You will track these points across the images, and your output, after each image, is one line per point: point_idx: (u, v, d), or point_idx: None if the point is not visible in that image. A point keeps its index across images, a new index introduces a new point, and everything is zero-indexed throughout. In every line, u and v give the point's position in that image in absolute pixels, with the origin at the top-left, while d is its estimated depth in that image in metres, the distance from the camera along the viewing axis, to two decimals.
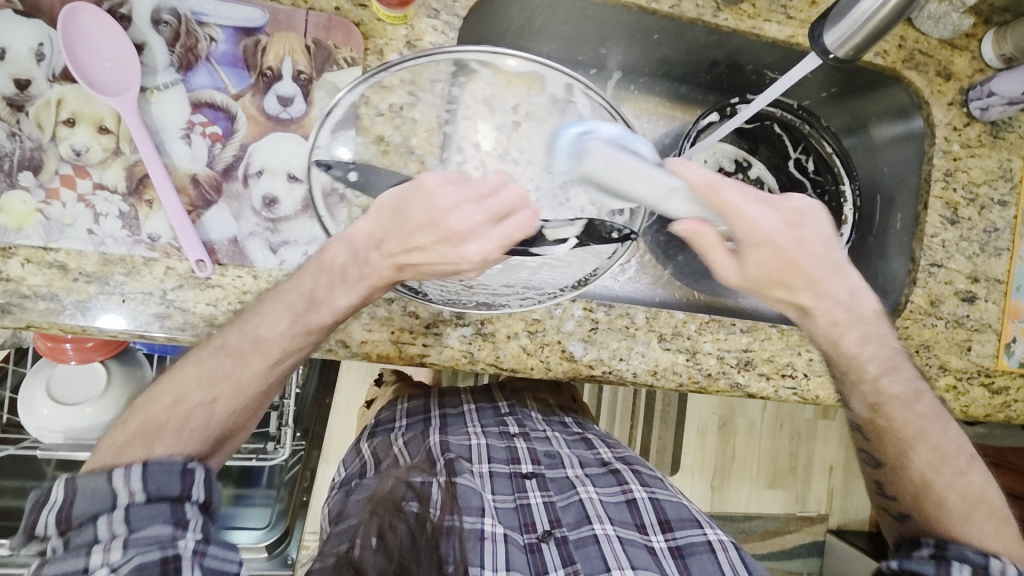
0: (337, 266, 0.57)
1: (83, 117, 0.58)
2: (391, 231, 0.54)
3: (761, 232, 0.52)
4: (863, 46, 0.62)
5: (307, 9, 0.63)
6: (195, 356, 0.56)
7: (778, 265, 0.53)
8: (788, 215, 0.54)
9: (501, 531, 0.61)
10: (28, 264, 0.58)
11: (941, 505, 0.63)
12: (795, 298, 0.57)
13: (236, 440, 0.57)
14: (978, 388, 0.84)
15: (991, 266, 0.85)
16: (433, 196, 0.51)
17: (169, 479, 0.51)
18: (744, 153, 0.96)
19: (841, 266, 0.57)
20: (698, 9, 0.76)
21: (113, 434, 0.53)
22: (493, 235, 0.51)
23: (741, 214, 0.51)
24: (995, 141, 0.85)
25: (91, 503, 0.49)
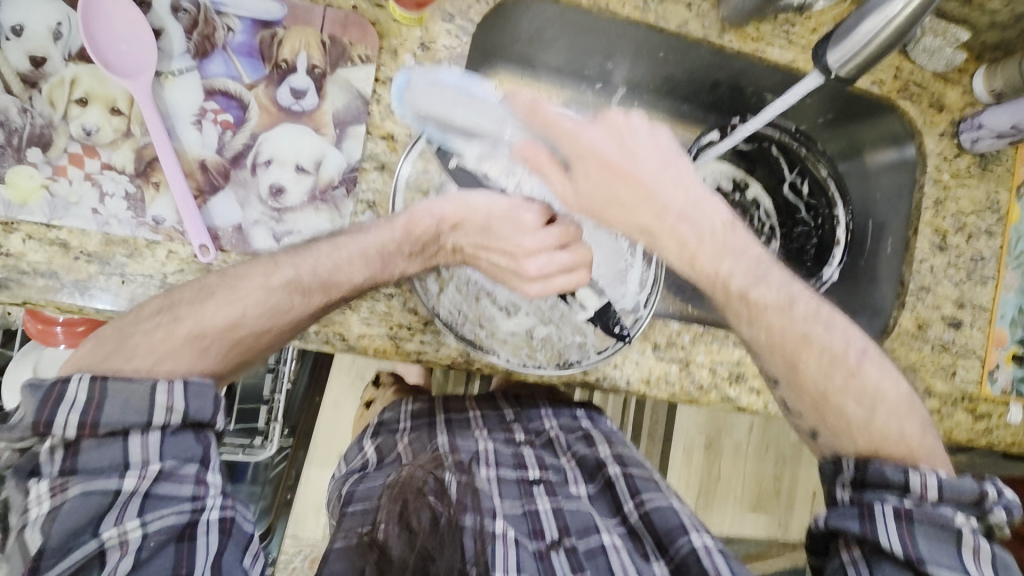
0: (422, 239, 0.63)
1: (96, 98, 0.59)
2: (473, 230, 0.66)
3: (583, 144, 0.60)
4: (863, 67, 0.65)
5: (325, 6, 0.64)
6: (260, 281, 0.55)
7: (602, 172, 0.61)
8: (614, 130, 0.62)
9: (513, 535, 0.61)
10: (29, 241, 0.58)
11: (842, 413, 0.57)
12: (635, 215, 0.61)
13: (259, 362, 0.58)
14: (961, 413, 0.86)
15: (977, 293, 0.87)
16: (522, 238, 0.65)
17: (204, 403, 0.50)
18: (742, 174, 1.00)
19: (681, 180, 0.61)
20: (704, 30, 0.78)
21: (155, 333, 0.50)
22: (550, 281, 0.66)
23: (569, 130, 0.61)
24: (984, 172, 0.88)
25: (124, 414, 0.47)
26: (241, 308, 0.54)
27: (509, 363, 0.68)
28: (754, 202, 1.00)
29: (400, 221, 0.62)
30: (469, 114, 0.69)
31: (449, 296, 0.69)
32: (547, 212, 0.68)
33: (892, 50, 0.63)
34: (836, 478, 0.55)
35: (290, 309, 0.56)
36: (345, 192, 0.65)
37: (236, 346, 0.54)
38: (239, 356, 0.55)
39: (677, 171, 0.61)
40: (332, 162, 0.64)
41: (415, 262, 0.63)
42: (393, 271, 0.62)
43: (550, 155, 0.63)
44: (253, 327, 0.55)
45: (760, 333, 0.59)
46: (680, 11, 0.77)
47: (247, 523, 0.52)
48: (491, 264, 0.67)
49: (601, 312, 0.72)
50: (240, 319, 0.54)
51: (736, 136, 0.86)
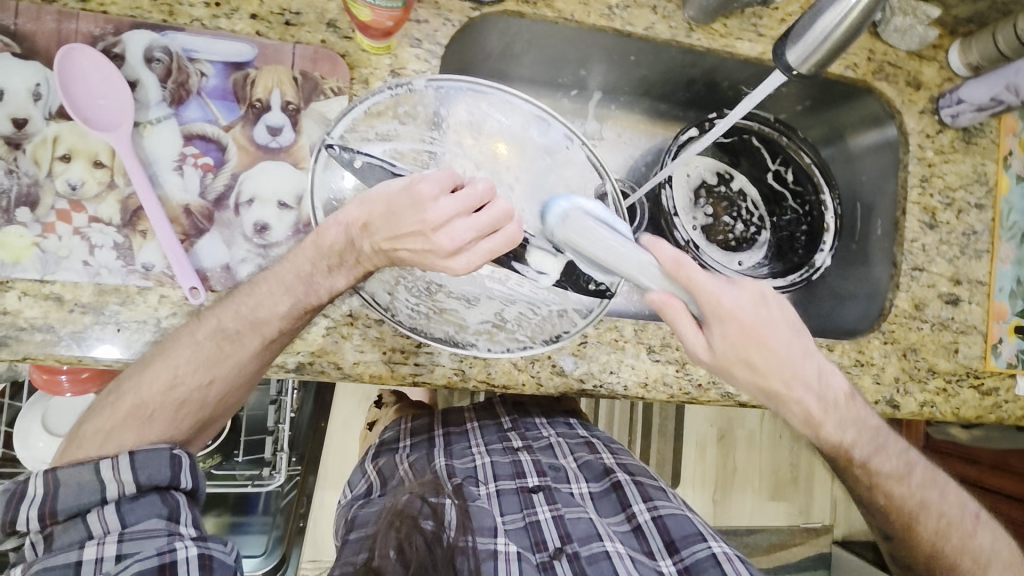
0: (335, 251, 0.59)
1: (79, 153, 0.60)
2: (380, 221, 0.56)
3: (726, 309, 0.52)
4: (823, 62, 0.64)
5: (294, 43, 0.66)
6: (188, 340, 0.58)
7: (739, 338, 0.53)
8: (755, 293, 0.54)
9: (513, 550, 0.63)
10: (25, 297, 0.59)
11: (953, 567, 0.64)
12: (764, 380, 0.55)
13: (218, 421, 0.62)
14: (967, 390, 0.85)
15: (972, 268, 0.87)
16: (423, 208, 0.53)
17: (157, 467, 0.54)
18: (725, 166, 1.01)
19: (809, 350, 0.56)
20: (671, 31, 0.79)
21: (103, 415, 0.56)
22: (479, 249, 0.54)
23: (713, 290, 0.52)
24: (968, 146, 0.88)
25: (78, 496, 0.51)
26: (173, 372, 0.57)
27: (491, 351, 0.69)
28: (740, 193, 1.01)
29: (308, 242, 0.59)
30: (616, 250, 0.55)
31: (404, 301, 0.68)
32: (452, 176, 0.55)
33: (852, 42, 0.62)
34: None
35: (224, 362, 0.59)
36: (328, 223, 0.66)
37: (183, 407, 0.58)
38: (190, 417, 0.59)
39: (804, 341, 0.56)
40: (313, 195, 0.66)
41: (339, 277, 0.60)
42: (320, 293, 0.60)
43: (686, 308, 0.53)
44: (193, 387, 0.58)
45: (873, 488, 0.64)
46: (646, 14, 0.78)
47: (227, 558, 0.53)
48: (410, 258, 0.56)
49: (565, 270, 0.65)
50: (175, 385, 0.57)
51: (718, 128, 0.81)
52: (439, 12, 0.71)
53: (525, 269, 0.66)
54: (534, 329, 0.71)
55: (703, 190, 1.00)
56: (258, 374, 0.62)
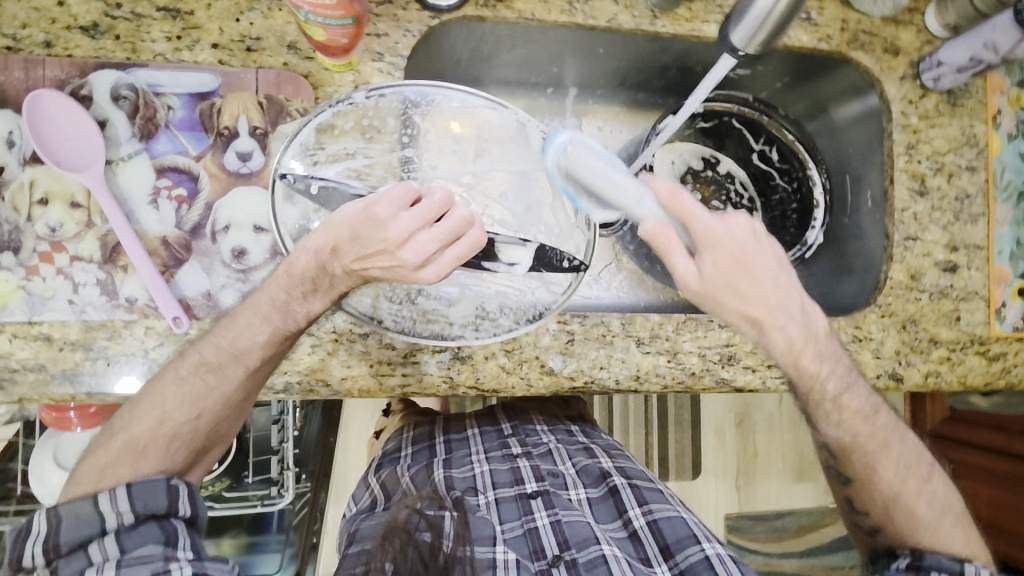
0: (308, 278, 0.58)
1: (55, 196, 0.62)
2: (344, 242, 0.55)
3: (717, 233, 0.52)
4: (770, 38, 0.63)
5: (257, 68, 0.66)
6: (172, 375, 0.59)
7: (732, 266, 0.53)
8: (747, 226, 0.54)
9: (512, 558, 0.65)
10: (16, 339, 0.61)
11: (912, 517, 0.66)
12: (750, 309, 0.55)
13: (215, 450, 0.62)
14: (973, 358, 0.83)
15: (969, 232, 0.84)
16: (385, 227, 0.52)
17: (154, 495, 0.55)
18: (710, 150, 0.98)
19: (793, 284, 0.56)
20: (635, 20, 0.78)
21: (96, 455, 0.57)
22: (447, 258, 0.54)
23: (705, 219, 0.52)
24: (954, 108, 0.85)
25: (78, 529, 0.52)
26: (161, 410, 0.58)
27: (478, 338, 0.70)
28: (728, 175, 0.99)
29: (281, 271, 0.59)
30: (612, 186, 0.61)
31: (388, 309, 0.69)
32: (406, 189, 0.53)
33: (792, 20, 0.61)
34: (892, 561, 0.66)
35: (210, 392, 0.59)
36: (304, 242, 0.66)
37: (175, 440, 0.58)
38: (182, 451, 0.59)
39: (788, 278, 0.55)
40: (288, 216, 0.66)
41: (315, 301, 0.59)
42: (297, 318, 0.60)
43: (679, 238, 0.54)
44: (183, 420, 0.58)
45: None
46: (608, 6, 0.77)
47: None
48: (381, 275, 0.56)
49: (536, 257, 0.71)
50: (165, 419, 0.58)
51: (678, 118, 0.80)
52: (398, 24, 0.71)
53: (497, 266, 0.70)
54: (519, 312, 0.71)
55: (690, 176, 0.98)
56: (247, 399, 0.62)
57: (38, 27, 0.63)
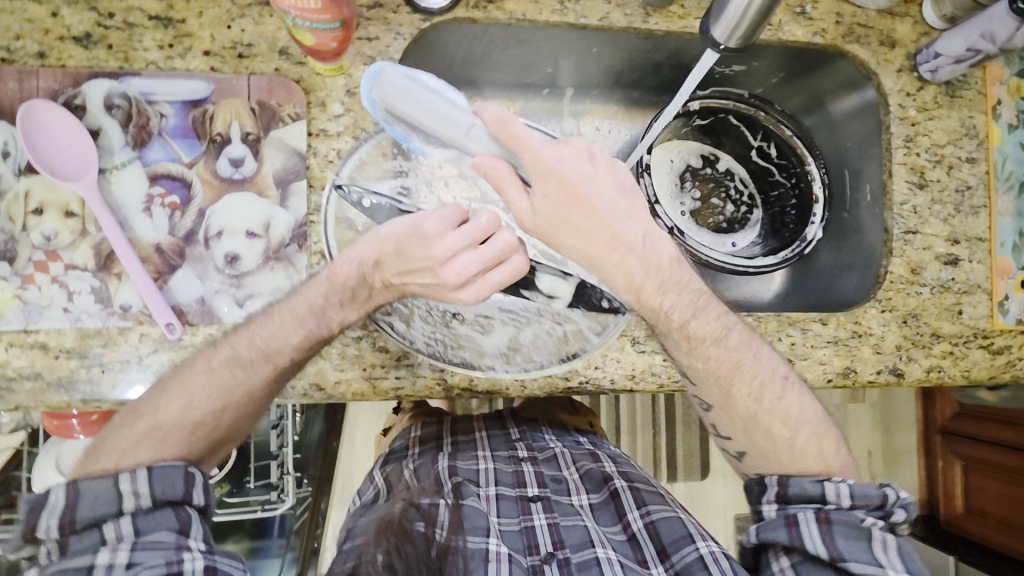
0: (348, 287, 0.60)
1: (49, 205, 0.62)
2: (390, 257, 0.58)
3: (544, 162, 0.53)
4: (749, 34, 0.64)
5: (248, 74, 0.67)
6: (203, 364, 0.58)
7: (563, 198, 0.54)
8: (580, 151, 0.55)
9: (505, 552, 0.66)
10: (12, 348, 0.61)
11: (770, 435, 0.62)
12: (587, 243, 0.55)
13: (232, 446, 0.61)
14: (976, 352, 0.82)
15: (970, 225, 0.83)
16: (431, 245, 0.56)
17: (173, 483, 0.54)
18: (709, 149, 0.99)
19: (634, 212, 0.55)
20: (627, 18, 0.78)
21: (120, 435, 0.56)
22: (488, 279, 0.57)
23: (533, 146, 0.53)
24: (953, 100, 0.84)
25: (95, 508, 0.52)
26: (189, 396, 0.57)
27: (508, 371, 0.71)
28: (727, 172, 1.00)
29: (321, 276, 0.61)
30: (440, 120, 0.63)
31: (421, 330, 0.70)
32: (457, 211, 0.57)
33: (772, 14, 0.61)
34: (762, 495, 0.63)
35: (237, 386, 0.59)
36: (297, 247, 0.66)
37: (198, 429, 0.57)
38: (203, 442, 0.58)
39: (631, 204, 0.55)
40: (280, 221, 0.66)
41: (351, 311, 0.62)
42: (331, 325, 0.61)
43: (512, 172, 0.55)
44: (208, 411, 0.58)
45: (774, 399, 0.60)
46: (600, 4, 0.77)
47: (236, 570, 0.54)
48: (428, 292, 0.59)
49: (576, 293, 0.72)
50: (190, 408, 0.57)
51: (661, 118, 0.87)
52: (388, 27, 0.71)
53: (536, 295, 0.72)
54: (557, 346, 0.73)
55: (688, 175, 0.99)
56: (270, 397, 0.62)
57: (32, 38, 0.63)
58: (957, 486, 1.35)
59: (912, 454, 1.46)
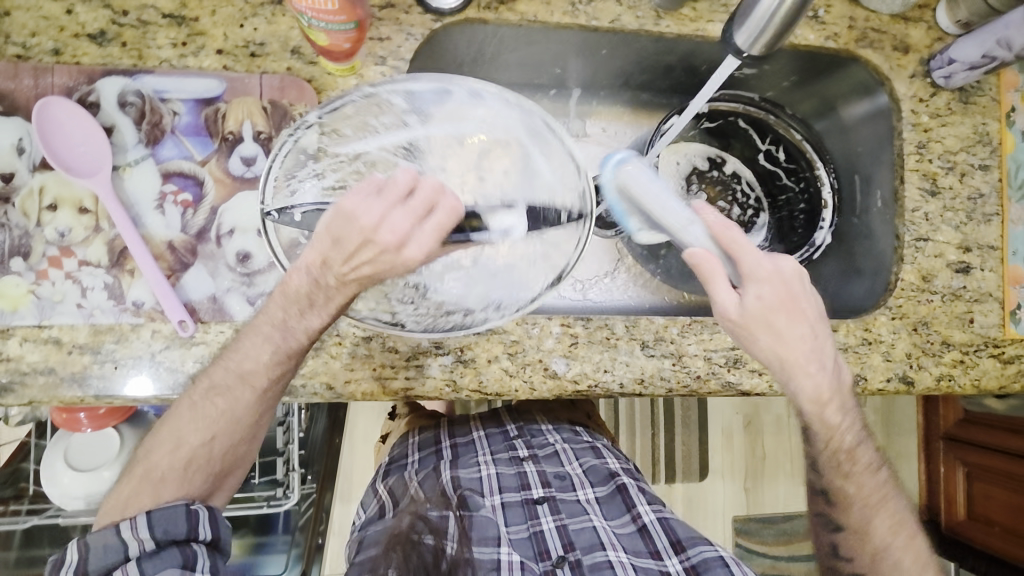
0: (304, 294, 0.57)
1: (64, 201, 0.63)
2: (330, 253, 0.53)
3: (764, 269, 0.59)
4: (774, 41, 0.63)
5: (261, 73, 0.67)
6: (186, 405, 0.60)
7: (774, 301, 0.59)
8: (794, 270, 0.61)
9: (517, 560, 0.67)
10: (26, 343, 0.62)
11: (894, 564, 0.66)
12: (786, 349, 0.60)
13: (235, 473, 0.64)
14: (987, 360, 0.81)
15: (982, 233, 0.83)
16: (357, 216, 0.51)
17: (175, 522, 0.57)
18: (716, 150, 0.98)
19: (826, 332, 0.62)
20: (638, 21, 0.78)
21: (121, 487, 0.59)
22: (425, 232, 0.52)
23: (751, 252, 0.59)
24: (966, 106, 0.84)
25: (104, 556, 0.55)
26: (178, 435, 0.59)
27: (503, 314, 0.69)
28: (734, 175, 0.99)
29: (277, 291, 0.59)
30: (663, 209, 0.65)
31: (407, 312, 0.68)
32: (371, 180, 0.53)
33: (799, 20, 0.61)
34: None
35: (220, 415, 0.60)
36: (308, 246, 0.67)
37: (193, 464, 0.60)
38: (202, 474, 0.61)
39: (825, 324, 0.62)
40: None
41: (314, 316, 0.58)
42: (299, 336, 0.59)
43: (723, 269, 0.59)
44: (198, 443, 0.60)
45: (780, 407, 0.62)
46: (611, 7, 0.77)
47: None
48: (388, 273, 0.54)
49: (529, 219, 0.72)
50: (180, 443, 0.59)
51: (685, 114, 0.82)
52: (400, 28, 0.71)
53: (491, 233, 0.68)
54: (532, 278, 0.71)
55: (695, 176, 0.97)
56: (262, 419, 0.63)
57: (47, 35, 0.64)
58: (960, 494, 1.34)
59: (913, 459, 1.46)
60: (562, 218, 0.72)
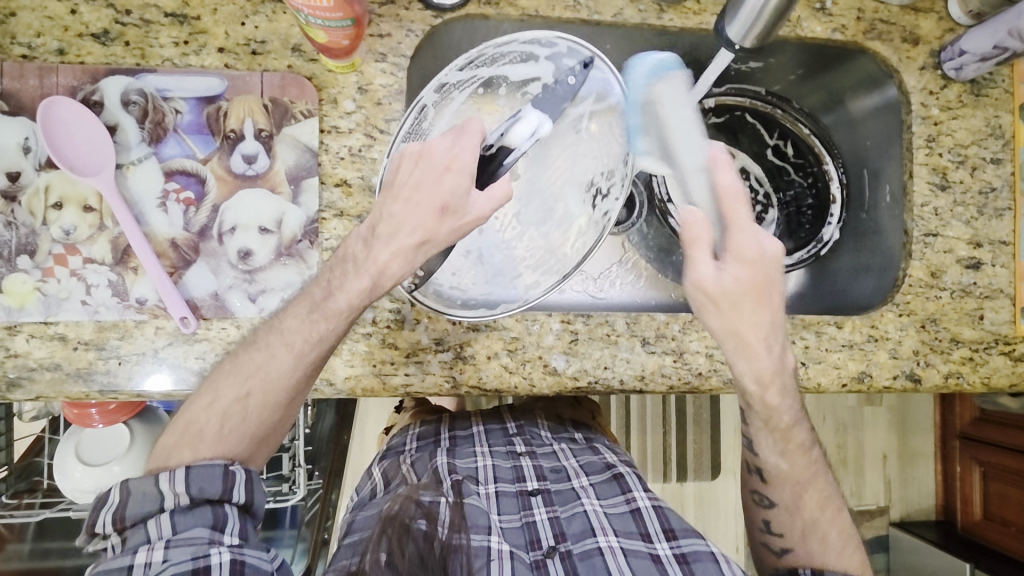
0: (350, 256, 0.60)
1: (69, 200, 0.64)
2: (390, 202, 0.58)
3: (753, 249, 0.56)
4: (765, 35, 0.62)
5: (262, 71, 0.67)
6: (229, 364, 0.60)
7: (749, 281, 0.56)
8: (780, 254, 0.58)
9: (507, 548, 0.66)
10: (33, 339, 0.63)
11: (824, 539, 0.67)
12: (742, 326, 0.56)
13: (275, 440, 0.62)
14: (997, 358, 0.80)
15: (993, 228, 0.81)
16: (415, 149, 0.59)
17: (210, 482, 0.56)
18: (726, 146, 0.96)
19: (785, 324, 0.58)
20: (641, 14, 0.77)
21: (164, 442, 0.59)
22: (466, 135, 0.60)
23: (746, 229, 0.56)
24: (978, 99, 0.82)
25: (141, 505, 0.55)
26: (215, 393, 0.59)
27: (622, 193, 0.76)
28: (743, 171, 0.97)
29: (336, 260, 0.61)
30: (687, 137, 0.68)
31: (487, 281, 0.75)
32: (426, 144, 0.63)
33: (789, 14, 0.60)
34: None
35: (256, 367, 0.59)
36: (309, 243, 0.67)
37: (228, 420, 0.58)
38: (237, 435, 0.58)
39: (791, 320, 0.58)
40: (293, 217, 0.67)
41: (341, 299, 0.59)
42: (337, 313, 0.59)
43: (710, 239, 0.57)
44: (233, 399, 0.58)
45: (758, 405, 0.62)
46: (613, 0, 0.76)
47: (264, 565, 0.55)
48: (443, 184, 0.58)
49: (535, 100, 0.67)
50: (216, 399, 0.58)
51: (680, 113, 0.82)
52: (400, 24, 0.71)
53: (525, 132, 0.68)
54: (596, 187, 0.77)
55: None
56: (299, 385, 0.61)
57: (52, 35, 0.65)
58: (976, 493, 1.33)
59: (929, 459, 1.44)
60: (570, 81, 0.69)
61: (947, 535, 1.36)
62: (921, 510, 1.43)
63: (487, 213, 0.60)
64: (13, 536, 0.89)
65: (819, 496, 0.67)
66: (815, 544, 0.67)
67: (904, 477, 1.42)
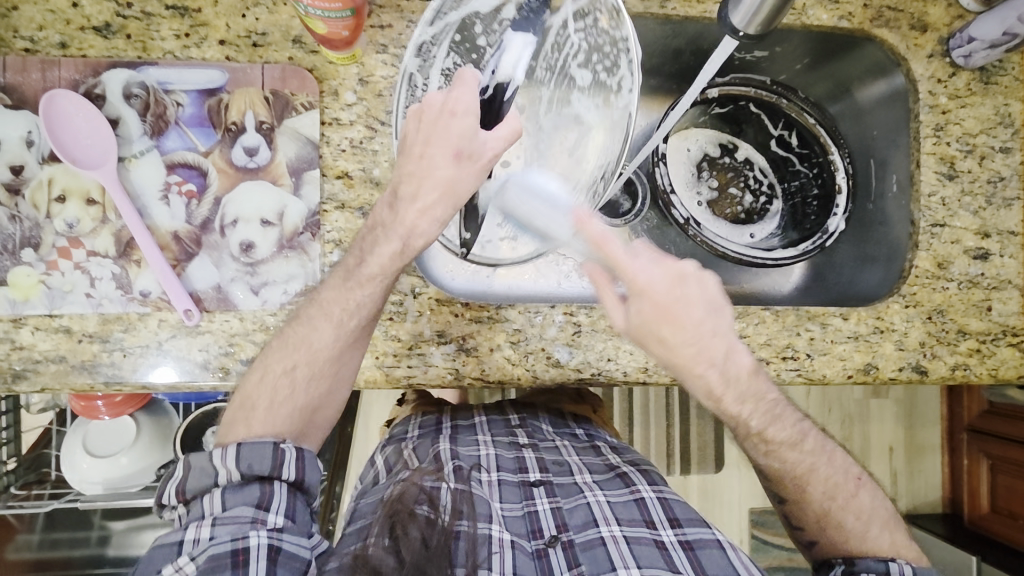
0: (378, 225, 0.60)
1: (72, 193, 0.64)
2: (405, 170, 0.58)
3: (644, 284, 0.54)
4: (770, 22, 0.61)
5: (263, 63, 0.67)
6: (276, 340, 0.62)
7: (654, 314, 0.55)
8: (674, 274, 0.55)
9: (507, 538, 0.67)
10: (38, 332, 0.63)
11: (839, 525, 0.66)
12: (675, 354, 0.57)
13: (323, 415, 0.63)
14: (1005, 350, 0.79)
15: (1002, 218, 0.80)
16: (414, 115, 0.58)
17: (261, 459, 0.57)
18: (728, 137, 0.98)
19: (721, 331, 0.57)
20: (643, 4, 0.76)
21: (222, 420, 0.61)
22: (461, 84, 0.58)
23: (629, 266, 0.54)
24: (987, 87, 0.81)
25: (198, 480, 0.57)
26: (265, 366, 0.61)
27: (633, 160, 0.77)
28: (746, 161, 0.98)
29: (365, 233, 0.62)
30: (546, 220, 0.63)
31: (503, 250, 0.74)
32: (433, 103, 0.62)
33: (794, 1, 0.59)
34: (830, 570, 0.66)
35: (300, 340, 0.60)
36: (310, 236, 0.67)
37: (278, 394, 0.60)
38: (288, 408, 0.60)
39: (718, 324, 0.57)
40: (294, 210, 0.67)
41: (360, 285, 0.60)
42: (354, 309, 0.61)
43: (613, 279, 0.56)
44: (281, 372, 0.60)
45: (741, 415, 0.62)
46: None
47: (302, 551, 0.56)
48: (452, 130, 0.57)
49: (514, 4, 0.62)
50: (265, 373, 0.60)
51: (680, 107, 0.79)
52: (401, 15, 0.70)
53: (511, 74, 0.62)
54: (604, 112, 0.69)
55: (705, 163, 0.97)
56: (342, 358, 0.62)
57: (54, 29, 0.65)
58: (983, 484, 1.33)
59: (936, 452, 1.43)
60: None
61: (955, 530, 1.36)
62: (929, 503, 1.42)
63: (500, 152, 0.58)
64: (22, 527, 0.89)
65: (822, 488, 0.66)
66: (832, 532, 0.67)
67: (911, 470, 1.42)
